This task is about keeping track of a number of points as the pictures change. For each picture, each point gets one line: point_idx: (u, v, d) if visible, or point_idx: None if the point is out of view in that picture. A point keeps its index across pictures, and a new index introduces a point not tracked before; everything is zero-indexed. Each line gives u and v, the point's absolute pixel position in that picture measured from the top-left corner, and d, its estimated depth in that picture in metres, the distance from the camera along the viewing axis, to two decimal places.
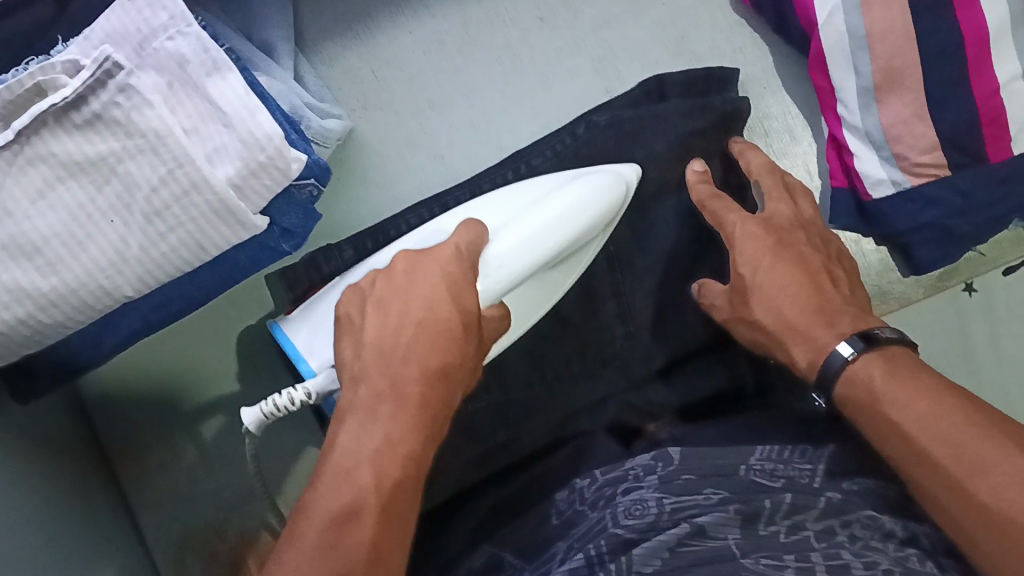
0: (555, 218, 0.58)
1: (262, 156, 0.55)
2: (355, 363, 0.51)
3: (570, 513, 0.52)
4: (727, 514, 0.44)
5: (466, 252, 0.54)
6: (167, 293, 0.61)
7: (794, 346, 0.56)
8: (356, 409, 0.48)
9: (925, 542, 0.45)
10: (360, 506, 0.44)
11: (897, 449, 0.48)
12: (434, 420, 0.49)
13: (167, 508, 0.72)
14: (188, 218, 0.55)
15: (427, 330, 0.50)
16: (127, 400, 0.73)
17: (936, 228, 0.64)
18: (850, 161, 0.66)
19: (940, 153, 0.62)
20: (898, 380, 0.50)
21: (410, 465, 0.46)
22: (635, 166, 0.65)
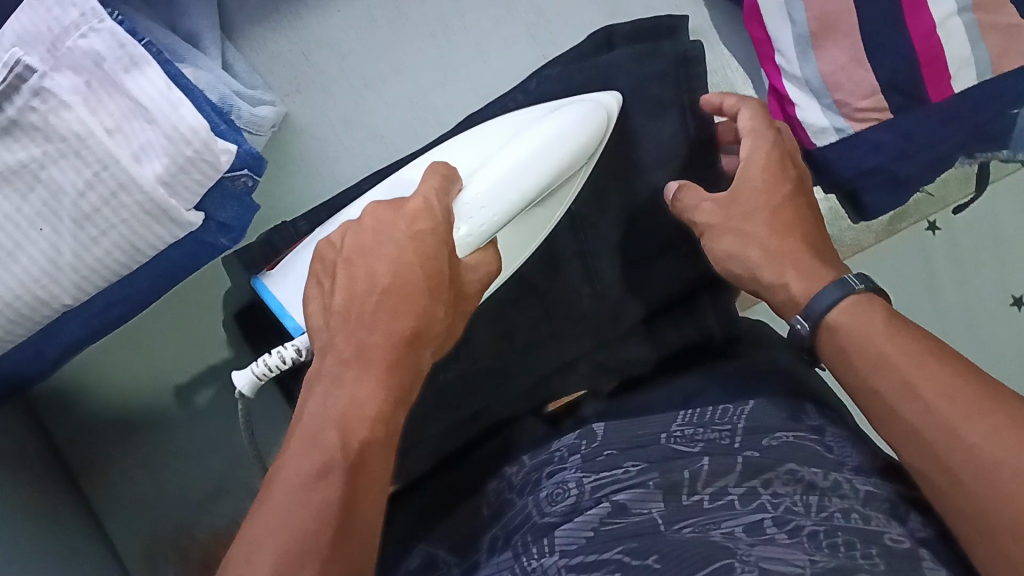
0: (534, 149, 0.55)
1: (189, 151, 0.54)
2: (322, 334, 0.47)
3: (502, 501, 0.51)
4: (647, 489, 0.45)
5: (438, 205, 0.50)
6: (109, 298, 0.59)
7: (791, 275, 0.53)
8: (320, 378, 0.44)
9: (847, 488, 0.45)
10: (328, 471, 0.41)
11: (885, 385, 0.47)
12: (405, 382, 0.46)
13: (133, 513, 0.70)
14: (119, 221, 0.54)
15: (394, 289, 0.46)
16: (87, 410, 0.71)
17: (883, 173, 0.64)
18: (793, 112, 0.65)
19: (879, 98, 0.62)
20: (892, 325, 0.48)
21: (381, 429, 0.43)
22: (614, 95, 0.62)
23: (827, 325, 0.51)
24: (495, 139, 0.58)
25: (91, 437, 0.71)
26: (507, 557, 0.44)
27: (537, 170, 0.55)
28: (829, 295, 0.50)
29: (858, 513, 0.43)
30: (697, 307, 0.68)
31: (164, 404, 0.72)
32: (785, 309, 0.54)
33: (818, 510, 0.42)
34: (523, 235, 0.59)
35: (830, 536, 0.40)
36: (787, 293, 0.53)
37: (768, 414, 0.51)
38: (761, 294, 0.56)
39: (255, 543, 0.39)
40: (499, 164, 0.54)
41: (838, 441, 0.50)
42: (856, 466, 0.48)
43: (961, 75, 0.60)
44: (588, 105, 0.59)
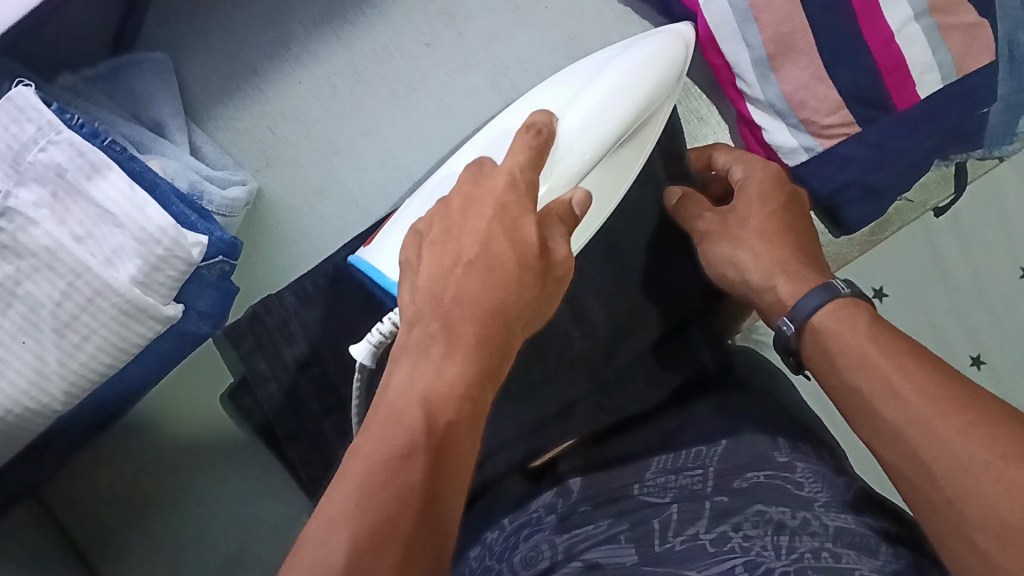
0: (614, 90, 0.55)
1: (160, 250, 0.54)
2: (410, 309, 0.45)
3: (483, 567, 0.52)
4: (618, 544, 0.48)
5: (521, 179, 0.49)
6: (103, 397, 0.60)
7: (784, 282, 0.51)
8: (409, 350, 0.42)
9: (818, 525, 0.45)
10: (411, 451, 0.37)
11: (866, 383, 0.45)
12: (494, 367, 0.43)
13: None
14: (99, 325, 0.54)
15: (479, 272, 0.44)
16: (100, 500, 0.71)
17: (858, 186, 0.63)
18: (761, 135, 0.65)
19: (845, 111, 0.61)
20: (877, 327, 0.47)
21: (465, 410, 0.40)
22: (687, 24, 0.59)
23: (810, 328, 0.49)
24: (576, 84, 0.58)
25: (108, 525, 0.71)
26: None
27: (617, 110, 0.55)
28: (810, 302, 0.49)
29: (829, 551, 0.42)
30: (693, 338, 0.68)
31: (176, 487, 0.72)
32: (772, 313, 0.53)
33: (789, 551, 0.43)
34: (616, 181, 0.58)
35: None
36: (774, 296, 0.52)
37: (742, 453, 0.55)
38: (752, 298, 0.55)
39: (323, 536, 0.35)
40: (581, 106, 0.54)
41: (807, 476, 0.51)
42: (828, 500, 0.48)
43: (925, 80, 0.60)
44: (661, 39, 0.57)
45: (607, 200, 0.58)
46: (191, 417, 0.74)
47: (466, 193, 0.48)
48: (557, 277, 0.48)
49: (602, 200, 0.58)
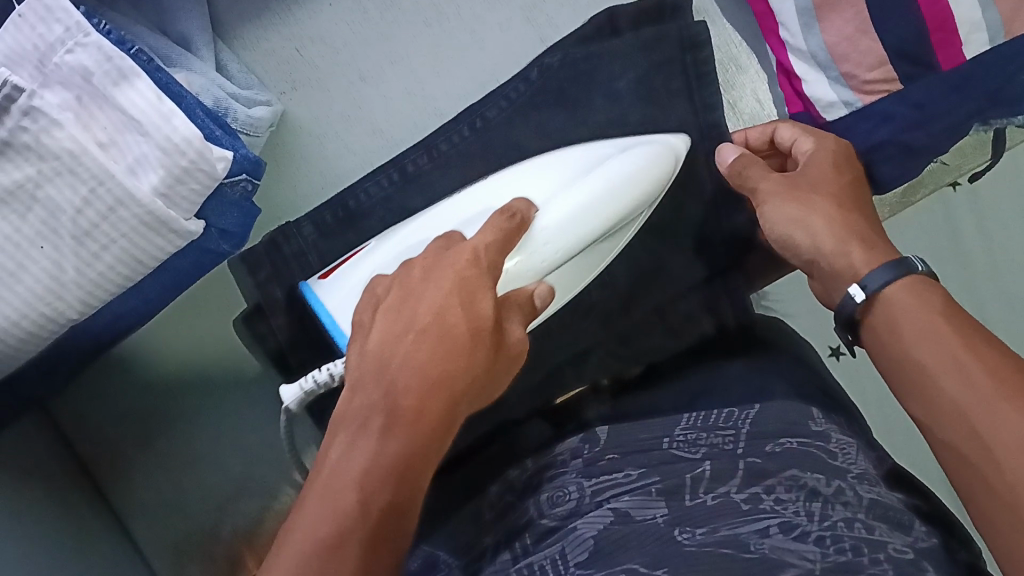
0: (601, 192, 0.55)
1: (184, 161, 0.53)
2: (357, 366, 0.46)
3: (503, 505, 0.55)
4: (649, 495, 0.49)
5: (485, 257, 0.49)
6: (115, 311, 0.59)
7: (856, 251, 0.50)
8: (347, 426, 0.44)
9: (851, 495, 0.47)
10: (340, 544, 0.40)
11: (935, 359, 0.44)
12: (438, 439, 0.45)
13: (157, 512, 0.70)
14: (120, 235, 0.53)
15: (431, 344, 0.45)
16: (113, 411, 0.71)
17: (896, 145, 0.61)
18: (800, 86, 0.65)
19: (888, 68, 0.61)
20: (951, 308, 0.46)
21: (402, 489, 0.42)
22: (684, 136, 0.60)
23: (883, 298, 0.48)
24: (555, 178, 0.58)
25: (119, 436, 0.71)
26: (508, 559, 0.49)
27: (600, 217, 0.55)
28: (885, 273, 0.48)
29: (862, 523, 0.45)
30: (714, 294, 0.67)
31: (189, 409, 0.72)
32: (839, 280, 0.50)
33: (822, 518, 0.45)
34: (580, 267, 0.59)
35: (836, 541, 0.43)
36: (847, 262, 0.50)
37: (775, 415, 0.55)
38: (814, 267, 0.52)
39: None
40: (562, 202, 0.55)
41: (842, 447, 0.52)
42: (860, 473, 0.50)
43: (973, 39, 0.58)
44: (658, 148, 0.58)
45: (583, 269, 0.59)
46: (198, 340, 0.74)
47: (427, 267, 0.49)
48: (515, 350, 0.49)
49: (574, 274, 0.59)
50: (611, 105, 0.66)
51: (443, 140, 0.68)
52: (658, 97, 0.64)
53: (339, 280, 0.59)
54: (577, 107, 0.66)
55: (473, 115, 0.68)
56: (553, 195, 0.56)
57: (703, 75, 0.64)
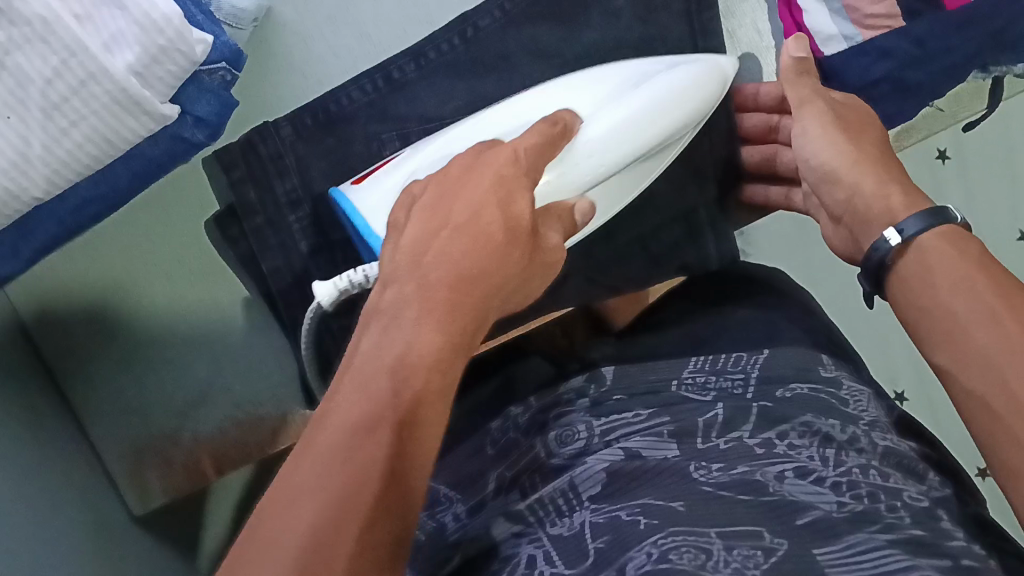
0: (646, 107, 0.53)
1: (162, 41, 0.51)
2: (387, 269, 0.44)
3: (506, 442, 0.53)
4: (659, 437, 0.46)
5: (526, 159, 0.47)
6: (83, 194, 0.57)
7: (897, 194, 0.47)
8: (380, 315, 0.40)
9: (865, 443, 0.44)
10: (376, 420, 0.35)
11: (964, 306, 0.41)
12: (467, 338, 0.41)
13: (118, 415, 0.71)
14: (90, 112, 0.51)
15: (467, 237, 0.43)
16: (76, 295, 0.70)
17: (891, 81, 0.61)
18: (800, 17, 0.63)
19: (892, 2, 0.60)
20: (986, 257, 0.42)
21: (435, 379, 0.38)
22: (732, 60, 0.58)
23: (916, 246, 0.44)
24: (605, 89, 0.56)
25: (82, 323, 0.70)
26: (516, 493, 0.47)
27: (651, 126, 0.53)
28: (923, 219, 0.44)
29: (878, 470, 0.42)
30: (697, 228, 0.66)
31: (152, 298, 0.71)
32: (875, 225, 0.47)
33: (837, 464, 0.42)
34: (617, 188, 0.57)
35: (854, 487, 0.40)
36: (885, 205, 0.47)
37: (785, 361, 0.52)
38: (849, 209, 0.50)
39: (293, 479, 0.33)
40: (614, 112, 0.53)
41: (853, 395, 0.49)
42: (872, 421, 0.47)
43: None
44: (701, 64, 0.55)
45: (620, 191, 0.58)
46: (158, 242, 0.70)
47: (467, 164, 0.47)
48: (551, 259, 0.47)
49: (612, 197, 0.58)
50: (608, 20, 0.65)
51: (432, 49, 0.65)
52: (656, 16, 0.64)
53: (369, 191, 0.58)
54: (573, 22, 0.65)
55: (464, 23, 0.65)
56: (598, 108, 0.54)
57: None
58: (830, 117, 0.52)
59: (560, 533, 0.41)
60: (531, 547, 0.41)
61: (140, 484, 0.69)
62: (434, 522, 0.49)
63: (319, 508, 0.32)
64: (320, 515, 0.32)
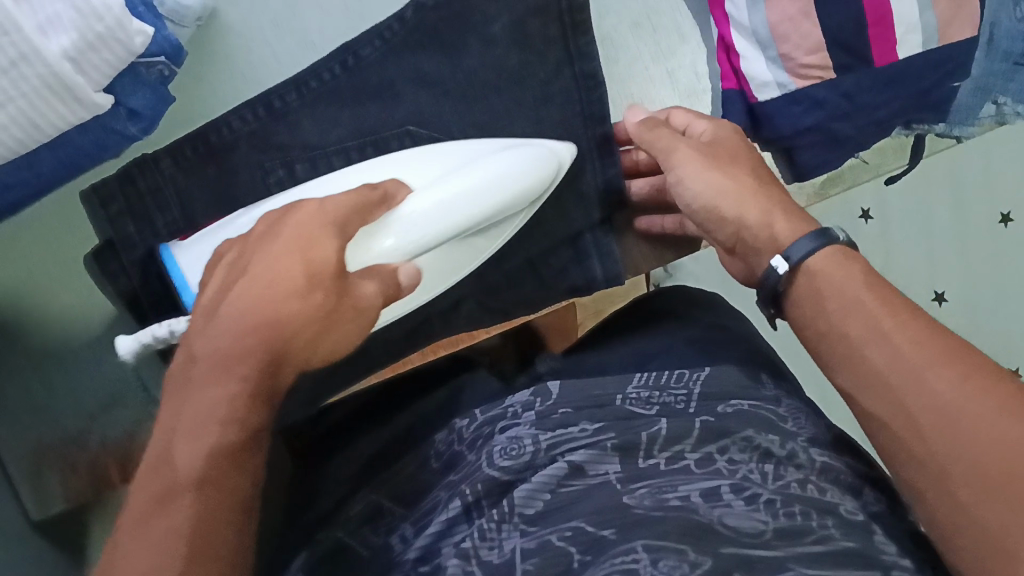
0: (481, 186, 0.51)
1: (101, 28, 0.50)
2: (189, 329, 0.44)
3: (451, 454, 0.53)
4: (602, 450, 0.47)
5: (334, 209, 0.47)
6: (5, 179, 0.54)
7: (779, 221, 0.50)
8: (178, 376, 0.42)
9: (804, 457, 0.48)
10: (171, 491, 0.39)
11: (856, 327, 0.45)
12: (269, 381, 0.42)
13: (19, 417, 0.66)
14: (18, 93, 0.49)
15: (258, 287, 0.42)
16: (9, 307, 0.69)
17: (821, 132, 0.63)
18: (738, 62, 0.65)
19: (826, 54, 0.61)
20: (870, 277, 0.47)
21: (234, 431, 0.40)
22: (571, 145, 0.59)
23: (805, 269, 0.48)
24: (443, 164, 0.57)
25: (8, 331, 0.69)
26: (458, 510, 0.46)
27: (474, 208, 0.51)
28: (808, 242, 0.48)
29: (813, 485, 0.45)
30: (584, 250, 0.68)
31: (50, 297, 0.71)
32: (765, 254, 0.50)
33: (775, 479, 0.45)
34: (451, 260, 0.57)
35: (785, 505, 0.42)
36: (769, 235, 0.50)
37: (723, 380, 0.55)
38: (737, 242, 0.52)
39: (114, 558, 0.37)
40: (438, 189, 0.51)
41: (791, 412, 0.53)
42: (808, 437, 0.50)
43: (908, 40, 0.59)
44: (541, 149, 0.56)
45: (455, 264, 0.58)
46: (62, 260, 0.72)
47: (268, 226, 0.46)
48: (359, 307, 0.45)
49: (444, 270, 0.57)
50: (485, 47, 0.64)
51: (312, 78, 0.64)
52: (533, 43, 0.64)
53: (194, 246, 0.59)
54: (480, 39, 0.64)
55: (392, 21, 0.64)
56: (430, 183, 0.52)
57: (578, 23, 0.63)
58: (701, 149, 0.54)
59: (490, 561, 0.42)
60: None
61: (40, 490, 0.64)
62: (383, 540, 0.48)
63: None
64: None
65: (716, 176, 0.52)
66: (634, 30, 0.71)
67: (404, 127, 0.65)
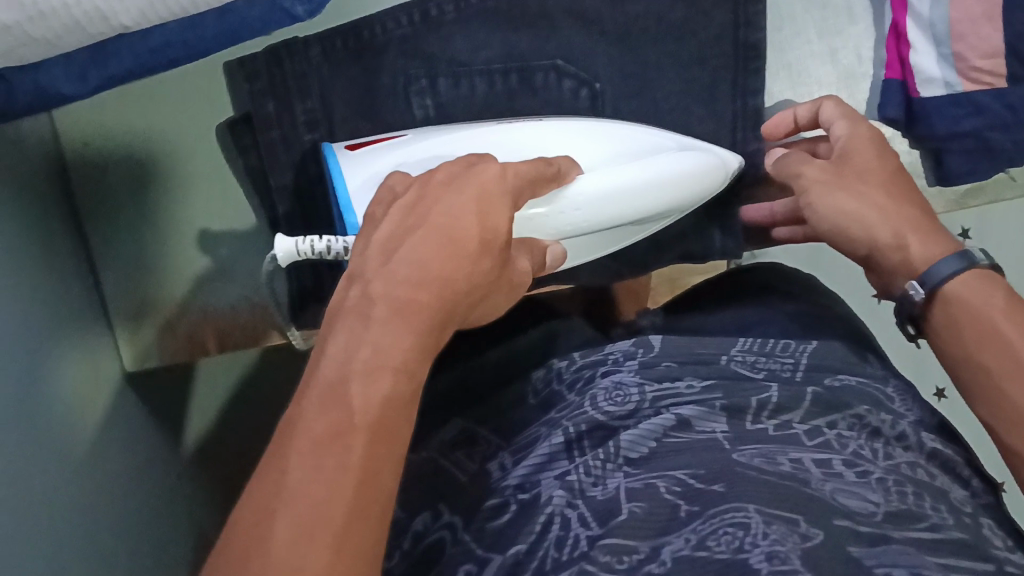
0: (645, 181, 0.54)
1: None
2: (356, 265, 0.42)
3: (549, 393, 0.53)
4: (710, 409, 0.48)
5: (511, 180, 0.45)
6: (168, 34, 0.50)
7: (914, 245, 0.51)
8: (348, 314, 0.40)
9: (913, 440, 0.49)
10: (347, 430, 0.36)
11: (996, 363, 0.47)
12: (434, 338, 0.41)
13: (128, 270, 0.70)
14: None
15: (431, 244, 0.41)
16: (104, 141, 0.68)
17: (975, 138, 0.62)
18: (907, 52, 0.64)
19: (999, 61, 0.59)
20: (1011, 304, 0.48)
21: (402, 381, 0.38)
22: (738, 160, 0.60)
23: (941, 295, 0.49)
24: (605, 149, 0.57)
25: (123, 187, 0.70)
26: (559, 444, 0.47)
27: (639, 203, 0.54)
28: (949, 266, 0.49)
29: (924, 468, 0.46)
30: (704, 217, 0.67)
31: (135, 137, 0.69)
32: (900, 277, 0.52)
33: (885, 457, 0.46)
34: (591, 244, 0.59)
35: (897, 484, 0.43)
36: (902, 257, 0.51)
37: (833, 354, 0.54)
38: (869, 259, 0.53)
39: (273, 495, 0.34)
40: (602, 176, 0.53)
41: (898, 394, 0.52)
42: (917, 420, 0.51)
43: None
44: (712, 157, 0.57)
45: (605, 243, 0.60)
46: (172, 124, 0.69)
47: (449, 176, 0.44)
48: (513, 284, 0.46)
49: (587, 247, 0.60)
50: None
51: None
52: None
53: (356, 164, 0.57)
54: None
55: None
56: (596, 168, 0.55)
57: None
58: (829, 171, 0.54)
59: (595, 497, 0.44)
60: (569, 511, 0.43)
61: (139, 343, 0.70)
62: (480, 467, 0.49)
63: (288, 533, 0.34)
64: (293, 536, 0.33)
65: (841, 198, 0.53)
66: (805, 3, 0.70)
67: (552, 61, 0.64)
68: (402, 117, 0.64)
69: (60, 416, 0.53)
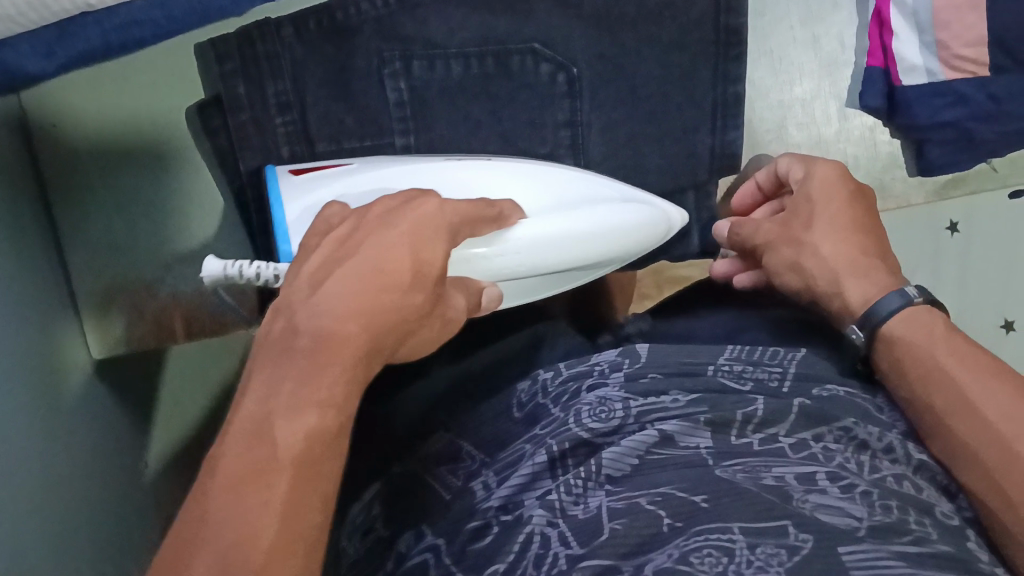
0: (590, 230, 0.54)
1: None
2: (282, 293, 0.41)
3: (534, 405, 0.52)
4: (695, 423, 0.47)
5: (449, 214, 0.44)
6: (135, 13, 0.49)
7: (851, 292, 0.53)
8: (272, 347, 0.39)
9: (901, 452, 0.48)
10: (269, 470, 0.36)
11: (942, 402, 0.48)
12: (362, 372, 0.40)
13: (96, 254, 0.68)
14: None
15: (360, 277, 0.40)
16: (76, 125, 0.66)
17: (957, 127, 0.65)
18: (890, 40, 0.66)
19: (983, 50, 0.62)
20: (953, 345, 0.49)
21: (329, 418, 0.38)
22: (685, 215, 0.62)
23: (883, 337, 0.51)
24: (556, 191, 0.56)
25: (92, 168, 0.68)
26: (544, 462, 0.46)
27: (573, 245, 0.53)
28: (890, 305, 0.51)
29: (910, 481, 0.46)
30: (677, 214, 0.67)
31: (103, 117, 0.68)
32: (839, 317, 0.54)
33: (871, 471, 0.45)
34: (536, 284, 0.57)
35: (883, 498, 0.43)
36: (841, 301, 0.53)
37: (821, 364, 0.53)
38: (817, 303, 0.56)
39: (195, 530, 0.34)
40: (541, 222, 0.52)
41: (885, 407, 0.52)
42: (903, 431, 0.51)
43: None
44: (649, 208, 0.58)
45: (548, 286, 0.58)
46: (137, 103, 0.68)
47: (388, 209, 0.43)
48: (446, 317, 0.44)
49: (536, 285, 0.57)
50: None
51: None
52: None
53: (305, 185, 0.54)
54: None
55: None
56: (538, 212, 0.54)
57: None
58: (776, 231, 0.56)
59: (577, 515, 0.43)
60: (548, 529, 0.43)
61: (107, 326, 0.67)
62: (463, 485, 0.49)
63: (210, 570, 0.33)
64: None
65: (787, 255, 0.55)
66: None
67: (530, 44, 0.62)
68: (376, 101, 0.62)
69: (23, 405, 0.51)
